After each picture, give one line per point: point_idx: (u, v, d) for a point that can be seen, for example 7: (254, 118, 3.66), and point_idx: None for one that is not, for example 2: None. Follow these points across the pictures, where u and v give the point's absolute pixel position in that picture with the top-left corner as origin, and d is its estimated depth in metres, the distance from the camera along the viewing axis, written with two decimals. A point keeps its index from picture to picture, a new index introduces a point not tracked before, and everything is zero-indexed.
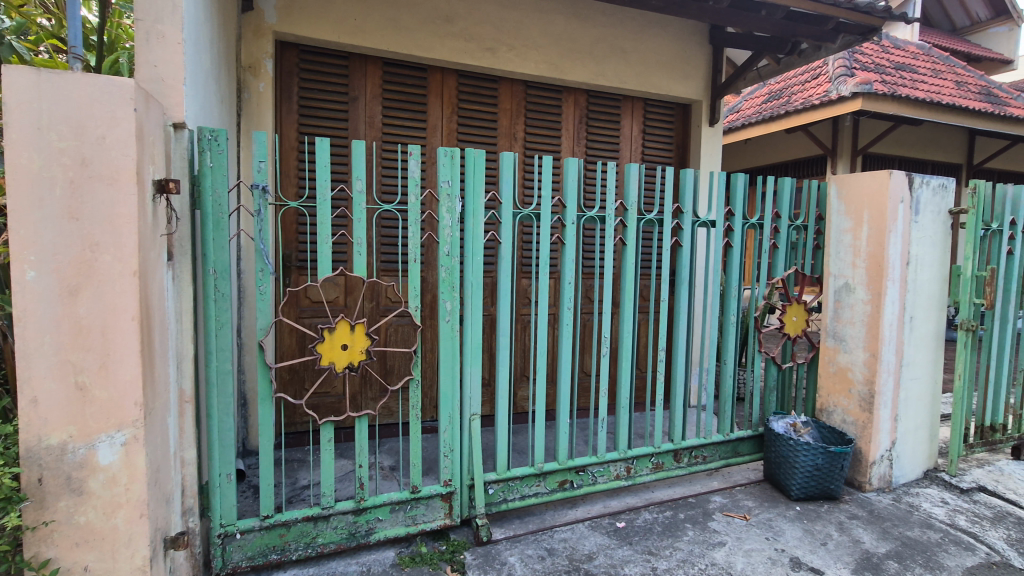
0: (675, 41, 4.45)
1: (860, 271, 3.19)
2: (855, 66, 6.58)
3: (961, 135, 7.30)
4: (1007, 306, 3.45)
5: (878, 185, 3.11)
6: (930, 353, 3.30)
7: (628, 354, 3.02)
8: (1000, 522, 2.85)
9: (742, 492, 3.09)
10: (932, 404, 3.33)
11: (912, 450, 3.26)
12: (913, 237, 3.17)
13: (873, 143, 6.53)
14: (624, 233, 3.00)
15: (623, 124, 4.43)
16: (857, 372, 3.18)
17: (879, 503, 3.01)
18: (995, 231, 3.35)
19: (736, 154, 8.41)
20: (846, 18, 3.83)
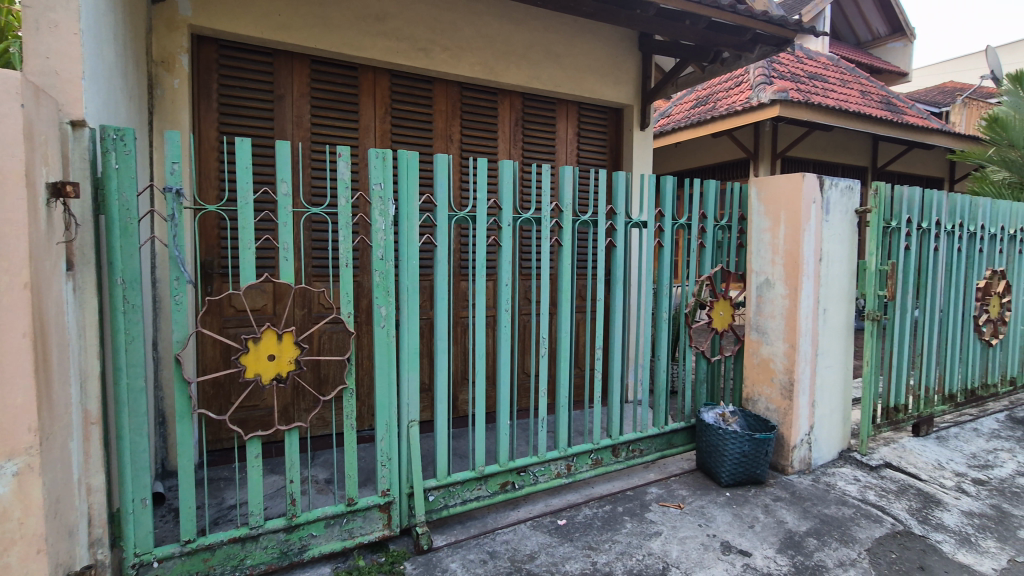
0: (606, 46, 4.57)
1: (778, 268, 3.40)
2: (773, 75, 7.02)
3: (865, 141, 7.95)
4: (906, 296, 3.75)
5: (793, 187, 3.33)
6: (842, 342, 3.56)
7: (566, 353, 3.06)
8: (903, 495, 3.13)
9: (676, 482, 3.21)
10: (844, 389, 3.60)
11: (828, 433, 3.51)
12: (824, 235, 3.41)
13: (790, 148, 6.98)
14: (560, 234, 3.04)
15: (558, 127, 4.50)
16: (778, 362, 3.38)
17: (799, 485, 3.21)
18: (895, 228, 3.65)
19: (666, 157, 8.75)
20: (762, 30, 4.08)
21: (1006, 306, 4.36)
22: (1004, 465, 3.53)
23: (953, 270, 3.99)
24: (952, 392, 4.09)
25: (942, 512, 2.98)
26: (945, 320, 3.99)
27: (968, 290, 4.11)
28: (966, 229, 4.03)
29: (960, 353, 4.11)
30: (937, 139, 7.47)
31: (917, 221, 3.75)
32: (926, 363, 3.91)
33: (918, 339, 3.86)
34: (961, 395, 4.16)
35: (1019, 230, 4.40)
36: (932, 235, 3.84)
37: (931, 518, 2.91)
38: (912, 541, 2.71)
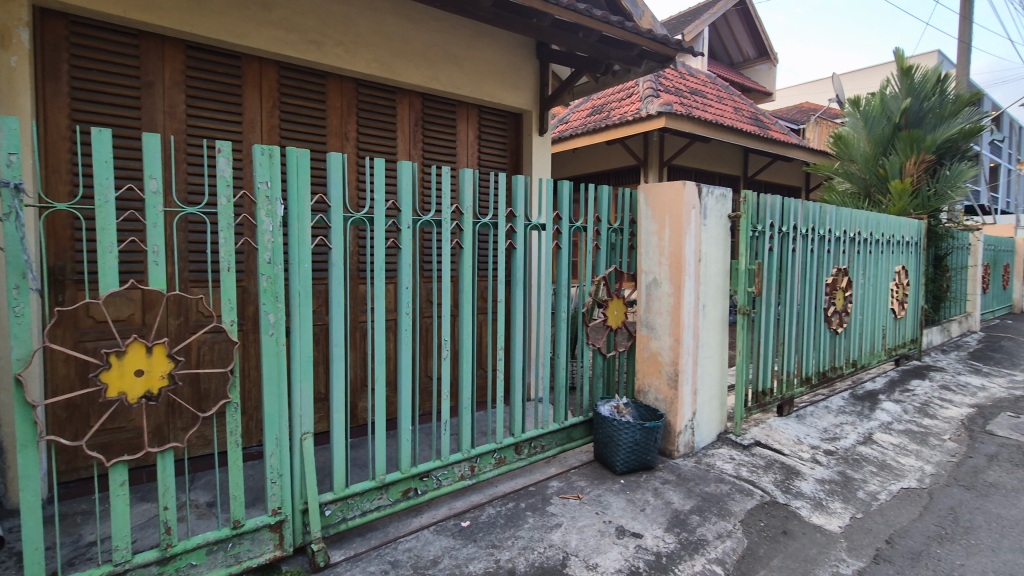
0: (505, 52, 4.66)
1: (664, 268, 3.67)
2: (660, 89, 7.57)
3: (738, 152, 8.82)
4: (771, 292, 4.21)
5: (675, 193, 3.61)
6: (719, 334, 3.92)
7: (469, 355, 3.07)
8: (770, 469, 3.52)
9: (575, 474, 3.35)
10: (721, 376, 3.96)
11: (708, 418, 3.85)
12: (703, 238, 3.74)
13: (675, 156, 7.56)
14: (461, 236, 3.05)
15: (459, 129, 4.50)
16: (665, 355, 3.66)
17: (684, 467, 3.49)
18: (761, 232, 4.09)
19: (565, 162, 9.09)
20: (647, 47, 4.38)
21: (848, 298, 5.05)
22: (847, 437, 4.11)
23: (807, 268, 4.56)
24: (808, 374, 4.64)
25: (800, 481, 3.41)
26: (801, 312, 4.53)
27: (819, 286, 4.70)
28: (816, 232, 4.62)
29: (814, 341, 4.68)
30: (795, 152, 8.47)
31: (778, 226, 4.23)
32: (786, 350, 4.39)
33: (781, 330, 4.35)
34: (815, 377, 4.71)
35: (857, 234, 5.12)
36: (790, 238, 4.35)
37: (792, 487, 3.31)
38: (776, 509, 3.07)
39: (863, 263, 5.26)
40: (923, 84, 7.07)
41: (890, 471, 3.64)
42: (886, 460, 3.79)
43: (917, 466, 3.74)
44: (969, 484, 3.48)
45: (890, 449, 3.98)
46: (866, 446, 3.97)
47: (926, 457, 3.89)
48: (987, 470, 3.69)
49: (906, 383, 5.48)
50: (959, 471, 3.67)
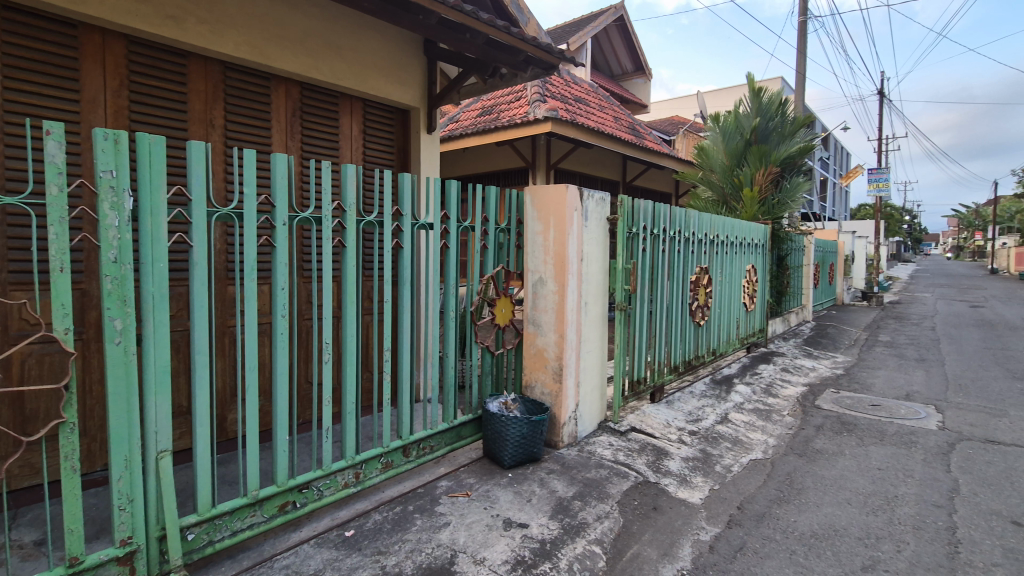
0: (391, 46, 4.54)
1: (548, 267, 3.83)
2: (546, 95, 7.86)
3: (617, 159, 9.44)
4: (644, 289, 4.56)
5: (559, 196, 3.78)
6: (599, 329, 4.17)
7: (353, 358, 2.96)
8: (643, 452, 3.82)
9: (464, 472, 3.38)
10: (601, 369, 4.22)
11: (589, 408, 4.08)
12: (584, 238, 3.95)
13: (561, 160, 7.89)
14: (343, 235, 2.92)
15: (342, 122, 4.31)
16: (550, 351, 3.82)
17: (567, 456, 3.68)
18: (635, 234, 4.42)
19: (455, 161, 9.08)
20: (532, 53, 4.52)
21: (709, 294, 5.64)
22: (708, 417, 4.60)
23: (675, 267, 5.01)
24: (676, 363, 5.10)
25: (669, 460, 3.75)
26: (670, 307, 4.97)
27: (685, 283, 5.20)
28: (682, 234, 5.10)
29: (681, 333, 5.16)
30: (666, 161, 9.26)
31: (650, 228, 4.60)
32: (657, 342, 4.79)
33: (653, 324, 4.74)
34: (682, 365, 5.20)
35: (715, 236, 5.74)
36: (660, 240, 4.75)
37: (661, 466, 3.64)
38: (648, 488, 3.35)
39: (720, 262, 5.91)
40: (768, 106, 8.07)
41: (741, 446, 4.14)
42: (738, 436, 4.30)
43: (762, 439, 4.30)
44: (801, 452, 4.07)
45: (742, 426, 4.53)
46: (723, 425, 4.47)
47: (769, 431, 4.48)
48: (815, 438, 4.35)
49: (755, 368, 6.26)
50: (794, 441, 4.28)
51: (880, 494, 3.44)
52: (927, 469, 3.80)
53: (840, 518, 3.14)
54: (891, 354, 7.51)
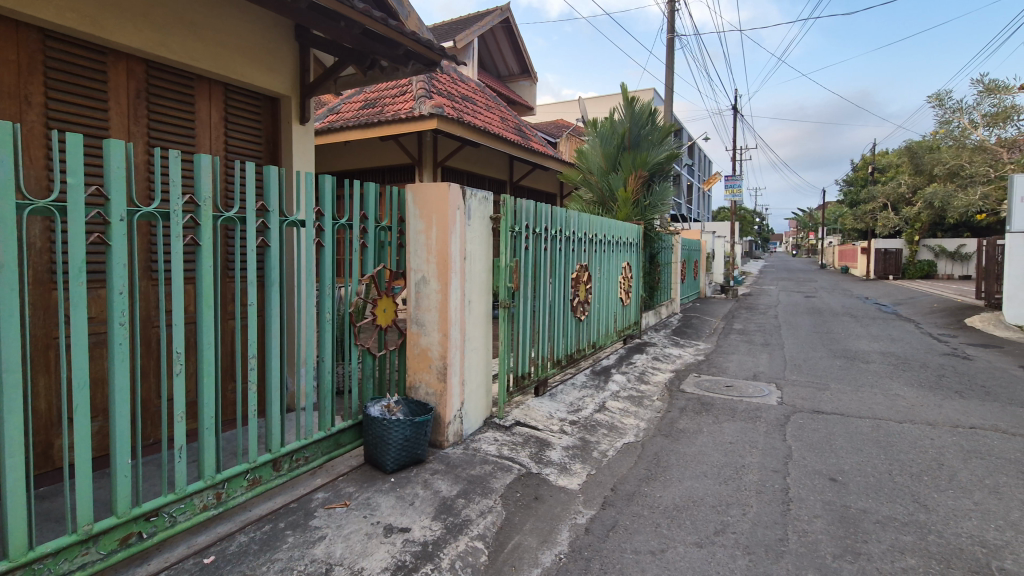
0: (257, 28, 4.20)
1: (431, 266, 3.79)
2: (433, 91, 7.78)
3: (504, 159, 9.61)
4: (527, 287, 4.67)
5: (441, 194, 3.75)
6: (482, 327, 4.21)
7: (211, 368, 2.69)
8: (526, 445, 3.93)
9: (343, 481, 3.23)
10: (486, 366, 4.27)
11: (474, 406, 4.10)
12: (467, 237, 3.96)
13: (449, 158, 7.85)
14: (197, 232, 2.64)
15: (198, 108, 3.91)
16: (434, 350, 3.78)
17: (452, 455, 3.67)
18: (518, 233, 4.51)
19: (335, 154, 8.63)
20: (412, 48, 4.42)
21: (588, 290, 5.95)
22: (587, 407, 4.86)
23: (556, 265, 5.21)
24: (558, 357, 5.31)
25: (550, 451, 3.90)
26: (552, 304, 5.16)
27: (566, 280, 5.43)
28: (563, 234, 5.32)
29: (562, 328, 5.38)
30: (550, 163, 9.62)
31: (532, 228, 4.73)
32: (540, 338, 4.94)
33: (536, 320, 4.88)
34: (564, 359, 5.42)
35: (593, 236, 6.07)
36: (542, 239, 4.91)
37: (543, 457, 3.78)
38: (530, 479, 3.46)
39: (598, 260, 6.27)
40: (640, 114, 8.68)
41: (616, 431, 4.44)
42: (614, 423, 4.60)
43: (635, 424, 4.64)
44: (667, 433, 4.46)
45: (617, 413, 4.85)
46: (600, 414, 4.76)
47: (641, 416, 4.85)
48: (679, 419, 4.78)
49: (630, 358, 6.74)
50: (661, 423, 4.68)
51: (731, 465, 3.88)
52: (768, 440, 4.35)
53: (698, 489, 3.49)
54: (742, 340, 8.51)
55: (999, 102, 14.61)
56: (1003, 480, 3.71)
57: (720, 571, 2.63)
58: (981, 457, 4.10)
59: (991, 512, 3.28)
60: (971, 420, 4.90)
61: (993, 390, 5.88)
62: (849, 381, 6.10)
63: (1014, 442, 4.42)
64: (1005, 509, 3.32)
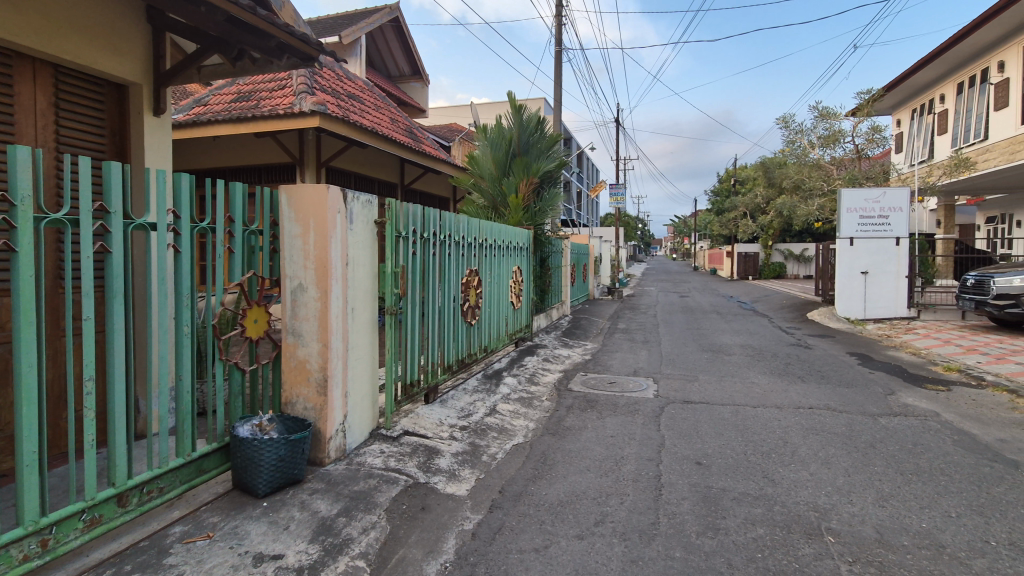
0: (98, 5, 3.71)
1: (309, 272, 3.58)
2: (315, 87, 7.39)
3: (394, 161, 9.39)
4: (415, 292, 4.58)
5: (319, 196, 3.56)
6: (367, 335, 4.06)
7: (35, 395, 2.30)
8: (414, 455, 3.85)
9: (207, 511, 2.94)
10: (372, 375, 4.12)
11: (359, 418, 3.94)
12: (349, 242, 3.80)
13: (334, 158, 7.51)
14: (12, 237, 2.24)
15: (20, 91, 3.36)
16: (313, 362, 3.57)
17: (334, 471, 3.48)
18: (405, 237, 4.41)
19: (204, 150, 7.87)
20: (285, 40, 4.15)
21: (479, 295, 6.00)
22: (477, 412, 4.88)
23: (445, 269, 5.17)
24: (449, 363, 5.26)
25: (439, 458, 3.86)
26: (442, 310, 5.10)
27: (456, 284, 5.42)
28: (452, 238, 5.29)
29: (453, 333, 5.35)
30: (442, 167, 9.58)
31: (419, 232, 4.65)
32: (430, 345, 4.86)
33: (425, 326, 4.79)
34: (455, 364, 5.41)
35: (483, 240, 6.13)
36: (430, 243, 4.85)
37: (431, 466, 3.73)
38: (417, 489, 3.40)
39: (489, 265, 6.34)
40: (529, 122, 8.89)
41: (505, 433, 4.51)
42: (504, 425, 4.67)
43: (524, 425, 4.75)
44: (554, 431, 4.61)
45: (507, 415, 4.93)
46: (490, 417, 4.81)
47: (530, 416, 4.98)
48: (566, 417, 4.98)
49: (521, 360, 6.90)
50: (548, 422, 4.83)
51: (611, 457, 4.11)
52: (645, 431, 4.68)
53: (581, 484, 3.65)
54: (625, 339, 9.10)
55: (830, 127, 17.13)
56: (833, 452, 4.32)
57: (598, 560, 2.76)
58: (817, 433, 4.74)
59: (823, 480, 3.80)
60: (809, 401, 5.66)
61: (826, 374, 6.84)
62: (715, 372, 6.76)
63: (841, 418, 5.17)
64: (833, 476, 3.87)
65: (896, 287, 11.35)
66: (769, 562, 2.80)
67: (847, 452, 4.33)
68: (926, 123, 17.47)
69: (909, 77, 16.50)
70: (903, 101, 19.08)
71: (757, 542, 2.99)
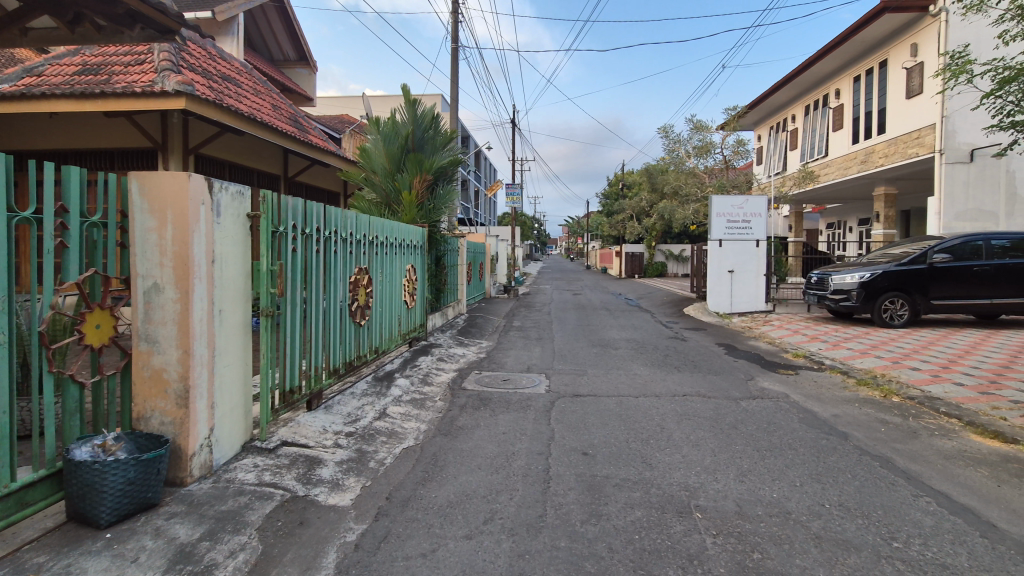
0: None
1: (166, 270, 3.19)
2: (181, 64, 6.64)
3: (277, 151, 8.75)
4: (296, 292, 4.26)
5: (177, 185, 3.19)
6: (238, 340, 3.71)
7: None
8: (292, 467, 3.60)
9: (31, 550, 2.51)
10: (244, 383, 3.78)
11: (229, 431, 3.60)
12: (216, 237, 3.45)
13: (204, 145, 6.81)
14: None
15: None
16: (171, 372, 3.19)
17: (196, 492, 3.14)
18: (283, 233, 4.09)
19: (38, 128, 6.74)
20: (137, 9, 3.64)
21: (368, 294, 5.76)
22: (365, 416, 4.70)
23: (331, 267, 4.90)
24: (335, 366, 4.99)
25: (321, 468, 3.65)
26: (327, 311, 4.82)
27: (343, 283, 5.15)
28: (338, 235, 5.04)
29: (339, 335, 5.08)
30: (330, 159, 9.10)
31: (301, 227, 4.34)
32: (313, 348, 4.57)
33: (308, 328, 4.49)
34: (342, 367, 5.14)
35: (373, 238, 5.91)
36: (313, 239, 4.55)
37: (312, 477, 3.51)
38: (295, 503, 3.18)
39: (379, 263, 6.13)
40: (423, 117, 8.71)
41: (395, 437, 4.37)
42: (393, 429, 4.54)
43: (415, 427, 4.64)
44: (446, 431, 4.56)
45: (397, 418, 4.79)
46: (380, 421, 4.64)
47: (422, 418, 4.88)
48: (459, 416, 4.96)
49: (414, 361, 6.76)
50: (441, 423, 4.77)
51: (502, 454, 4.15)
52: (535, 426, 4.79)
53: (471, 483, 3.64)
54: (520, 336, 9.30)
55: (703, 138, 18.84)
56: (702, 435, 4.74)
57: (486, 559, 2.76)
58: (689, 418, 5.17)
59: (693, 462, 4.15)
60: (683, 389, 6.16)
61: (698, 364, 7.49)
62: (602, 366, 7.12)
63: (710, 403, 5.69)
64: (702, 457, 4.24)
65: (757, 284, 12.76)
66: (645, 542, 2.99)
67: (714, 434, 4.77)
68: (781, 139, 19.84)
69: (767, 97, 18.64)
70: (762, 120, 21.52)
71: (635, 525, 3.18)
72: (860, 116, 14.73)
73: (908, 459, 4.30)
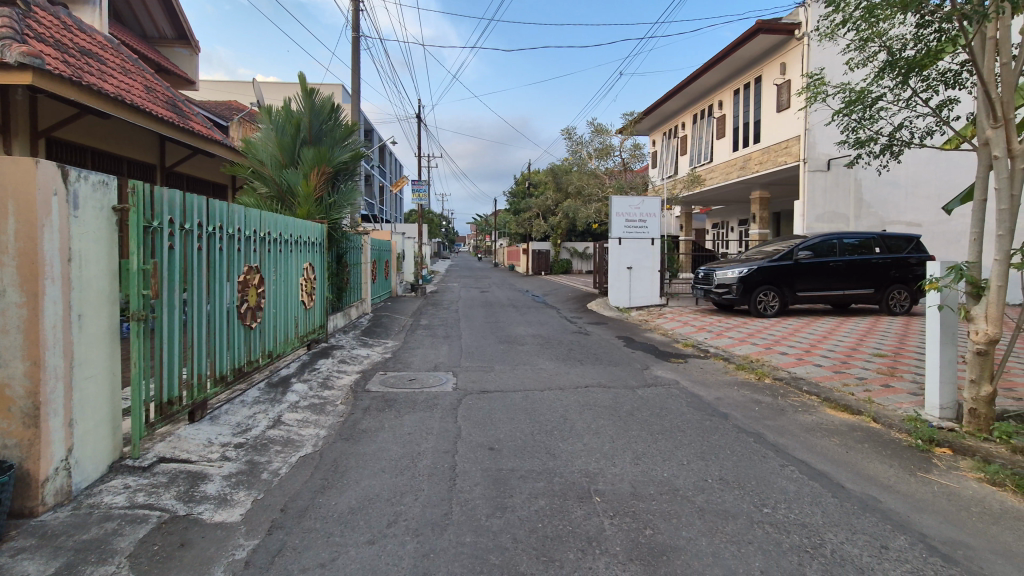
0: None
1: (8, 270, 2.79)
2: (26, 32, 5.76)
3: (151, 137, 7.89)
4: (173, 294, 3.87)
5: (21, 173, 2.79)
6: (104, 349, 3.29)
7: None
8: (171, 485, 3.29)
9: None
10: (111, 397, 3.37)
11: (93, 450, 3.21)
12: (73, 233, 3.03)
13: (58, 128, 5.97)
14: None
15: None
16: (16, 387, 2.79)
17: (51, 521, 2.77)
18: (157, 228, 3.70)
19: None
20: None
21: (260, 295, 5.39)
22: (257, 425, 4.40)
23: (216, 266, 4.52)
24: (221, 374, 4.61)
25: (205, 484, 3.37)
26: (211, 314, 4.44)
27: (230, 284, 4.77)
28: (224, 231, 4.66)
29: (226, 340, 4.70)
30: (215, 148, 8.36)
31: (178, 223, 3.95)
32: (195, 355, 4.18)
33: (189, 333, 4.11)
34: (230, 374, 4.76)
35: (265, 235, 5.53)
36: (194, 236, 4.17)
37: (195, 494, 3.23)
38: (175, 524, 2.91)
39: (273, 262, 5.75)
40: (321, 109, 8.34)
41: (291, 445, 4.14)
42: (289, 437, 4.29)
43: (313, 433, 4.43)
44: (347, 436, 4.41)
45: (294, 426, 4.54)
46: (274, 430, 4.37)
47: (321, 423, 4.67)
48: (362, 419, 4.81)
49: (313, 364, 6.44)
50: (342, 427, 4.59)
51: (407, 455, 4.09)
52: (442, 424, 4.77)
53: (374, 487, 3.54)
54: (427, 335, 9.19)
55: (603, 141, 19.76)
56: (602, 423, 4.99)
57: (388, 562, 2.71)
58: (590, 408, 5.42)
59: (592, 449, 4.36)
60: (585, 380, 6.45)
61: (599, 356, 7.88)
62: (509, 362, 7.25)
63: (609, 393, 6.00)
64: (601, 444, 4.47)
65: (652, 280, 13.64)
66: (548, 529, 3.10)
67: (612, 422, 5.04)
68: (672, 146, 21.37)
69: (660, 105, 19.98)
70: (656, 126, 23.03)
71: (538, 514, 3.28)
72: (739, 127, 16.28)
73: (776, 434, 4.84)
